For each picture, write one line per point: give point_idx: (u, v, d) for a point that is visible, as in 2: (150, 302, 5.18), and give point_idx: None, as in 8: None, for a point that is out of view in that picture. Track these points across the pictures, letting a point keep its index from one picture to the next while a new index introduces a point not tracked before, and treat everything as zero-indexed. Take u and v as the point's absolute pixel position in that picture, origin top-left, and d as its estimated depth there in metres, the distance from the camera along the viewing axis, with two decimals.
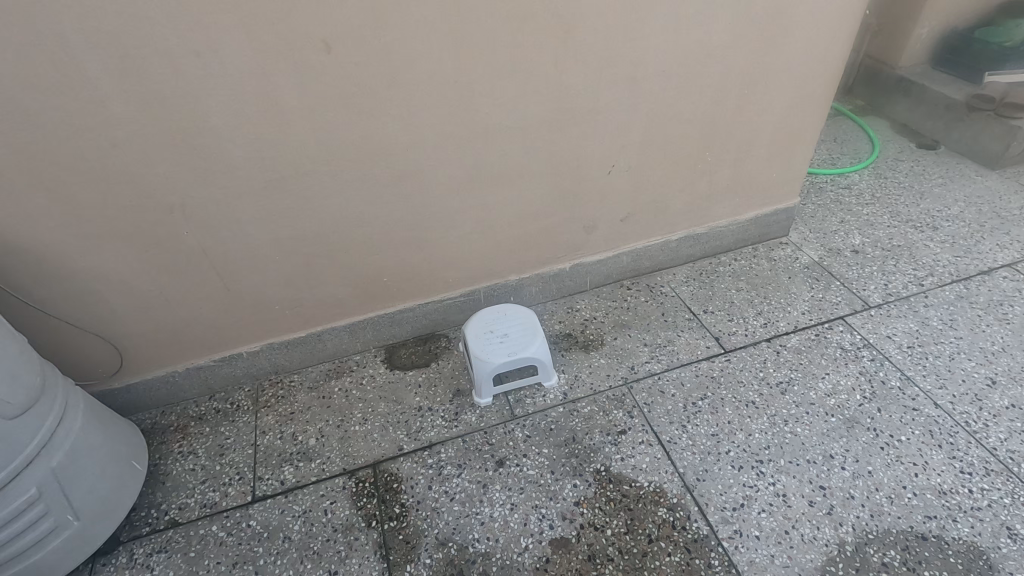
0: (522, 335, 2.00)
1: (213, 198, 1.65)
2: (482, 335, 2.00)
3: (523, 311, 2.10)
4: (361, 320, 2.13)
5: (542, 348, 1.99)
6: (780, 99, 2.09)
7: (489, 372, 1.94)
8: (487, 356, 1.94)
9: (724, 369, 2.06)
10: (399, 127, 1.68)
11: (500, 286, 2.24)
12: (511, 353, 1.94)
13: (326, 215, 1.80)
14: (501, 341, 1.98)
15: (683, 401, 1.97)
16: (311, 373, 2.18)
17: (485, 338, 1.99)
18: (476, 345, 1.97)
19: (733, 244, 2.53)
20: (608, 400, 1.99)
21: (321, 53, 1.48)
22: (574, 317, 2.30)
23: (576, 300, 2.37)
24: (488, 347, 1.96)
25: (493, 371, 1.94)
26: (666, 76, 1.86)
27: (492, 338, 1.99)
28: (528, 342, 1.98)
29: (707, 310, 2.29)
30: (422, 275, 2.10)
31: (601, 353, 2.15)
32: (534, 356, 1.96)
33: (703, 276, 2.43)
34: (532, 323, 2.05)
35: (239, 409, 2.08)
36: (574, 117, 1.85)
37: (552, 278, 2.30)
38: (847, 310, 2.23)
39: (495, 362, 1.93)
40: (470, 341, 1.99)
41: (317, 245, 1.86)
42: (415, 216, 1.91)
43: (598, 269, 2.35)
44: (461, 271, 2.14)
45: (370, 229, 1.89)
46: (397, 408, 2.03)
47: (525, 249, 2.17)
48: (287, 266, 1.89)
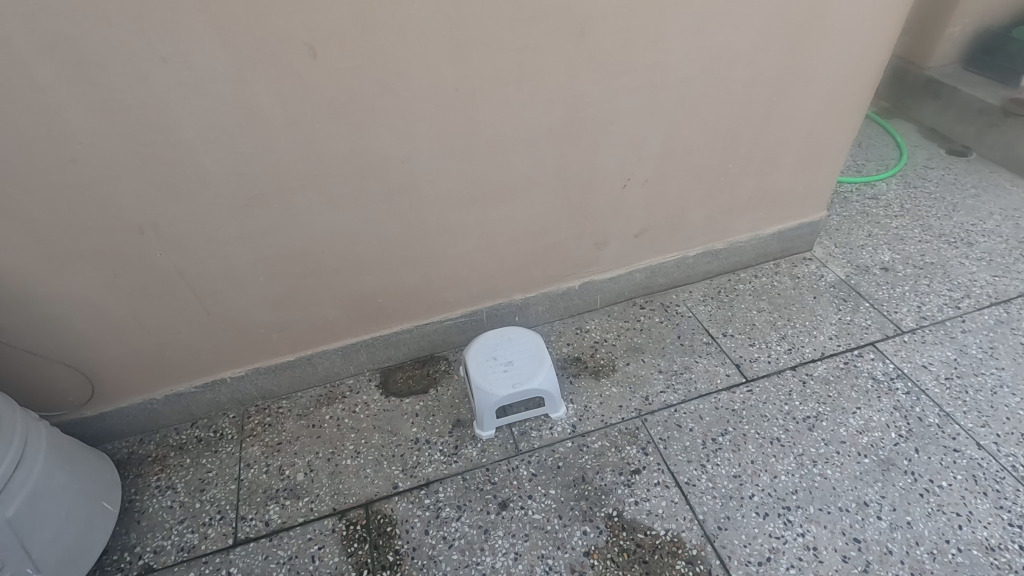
0: (529, 363, 1.84)
1: (188, 217, 1.48)
2: (485, 362, 1.85)
3: (529, 335, 1.94)
4: (355, 342, 1.98)
5: (551, 377, 1.84)
6: (811, 106, 1.92)
7: (492, 404, 1.79)
8: (490, 386, 1.78)
9: (746, 401, 1.90)
10: (394, 140, 1.51)
11: (504, 306, 2.08)
12: (517, 384, 1.79)
13: (315, 233, 1.64)
14: (506, 370, 1.82)
15: (702, 437, 1.82)
16: (301, 398, 2.03)
17: (488, 366, 1.84)
18: (478, 374, 1.81)
19: (754, 259, 2.36)
20: (620, 434, 1.84)
21: (305, 59, 1.31)
22: (584, 339, 2.14)
23: (585, 320, 2.21)
24: (491, 377, 1.80)
25: (496, 402, 1.78)
26: (689, 82, 1.69)
27: (496, 366, 1.83)
28: (536, 371, 1.82)
29: (727, 333, 2.13)
30: (420, 296, 1.94)
31: (613, 380, 2.00)
32: (542, 386, 1.81)
33: (722, 294, 2.27)
34: (540, 349, 1.89)
35: (222, 438, 1.93)
36: (587, 128, 1.68)
37: (560, 298, 2.14)
38: (877, 336, 2.07)
39: (500, 394, 1.77)
40: (472, 368, 1.84)
41: (305, 265, 1.70)
42: (412, 234, 1.74)
43: (609, 287, 2.19)
44: (463, 291, 1.98)
45: (363, 248, 1.72)
46: (392, 440, 1.88)
47: (533, 268, 2.00)
48: (273, 288, 1.73)
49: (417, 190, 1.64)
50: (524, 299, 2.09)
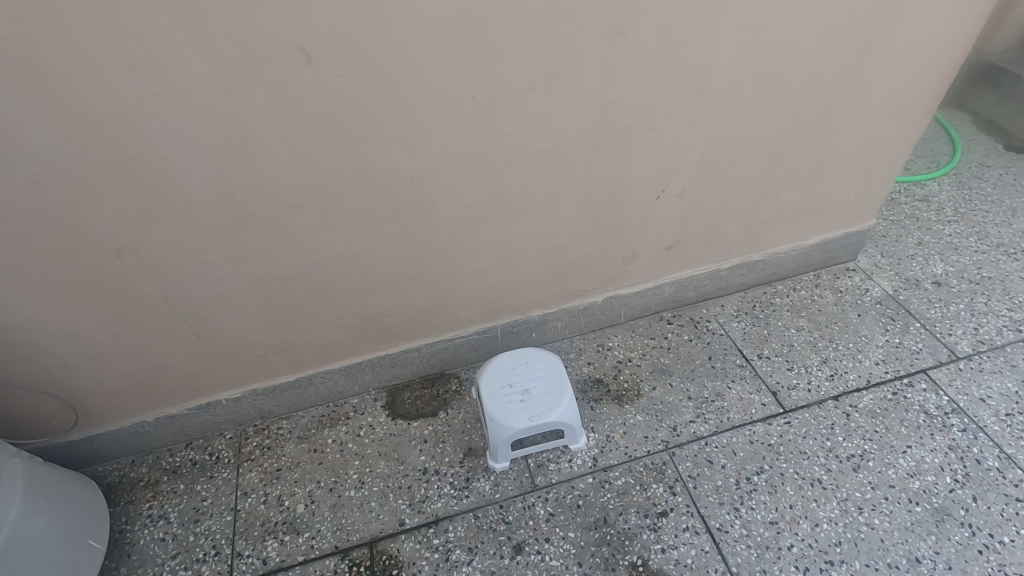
0: (548, 393, 1.69)
1: (170, 240, 1.32)
2: (500, 391, 1.69)
3: (548, 359, 1.78)
4: (359, 362, 1.83)
5: (572, 407, 1.68)
6: (872, 108, 1.69)
7: (508, 437, 1.64)
8: (507, 418, 1.63)
9: (784, 436, 1.74)
10: (402, 154, 1.33)
11: (521, 322, 1.92)
12: (536, 416, 1.63)
13: (314, 253, 1.47)
14: (523, 400, 1.67)
15: (735, 476, 1.67)
16: (302, 419, 1.90)
17: (504, 395, 1.68)
18: (493, 405, 1.66)
19: (792, 270, 2.17)
20: (645, 470, 1.70)
21: (298, 65, 1.12)
22: (606, 357, 1.98)
23: (607, 336, 2.04)
24: (508, 408, 1.65)
25: (512, 436, 1.64)
26: (738, 85, 1.48)
27: (511, 396, 1.68)
28: (556, 402, 1.67)
29: (762, 355, 1.95)
30: (430, 315, 1.78)
31: (637, 407, 1.85)
32: (563, 418, 1.66)
33: (757, 309, 2.09)
34: (560, 375, 1.73)
35: (218, 462, 1.81)
36: (619, 137, 1.48)
37: (581, 313, 1.97)
38: (929, 362, 1.88)
39: (517, 428, 1.62)
40: (485, 397, 1.68)
41: (303, 286, 1.54)
42: (422, 252, 1.57)
43: (634, 301, 2.02)
44: (476, 309, 1.82)
45: (367, 267, 1.56)
46: (399, 470, 1.75)
47: (553, 284, 1.83)
48: (269, 310, 1.57)
49: (427, 207, 1.46)
50: (542, 316, 1.92)
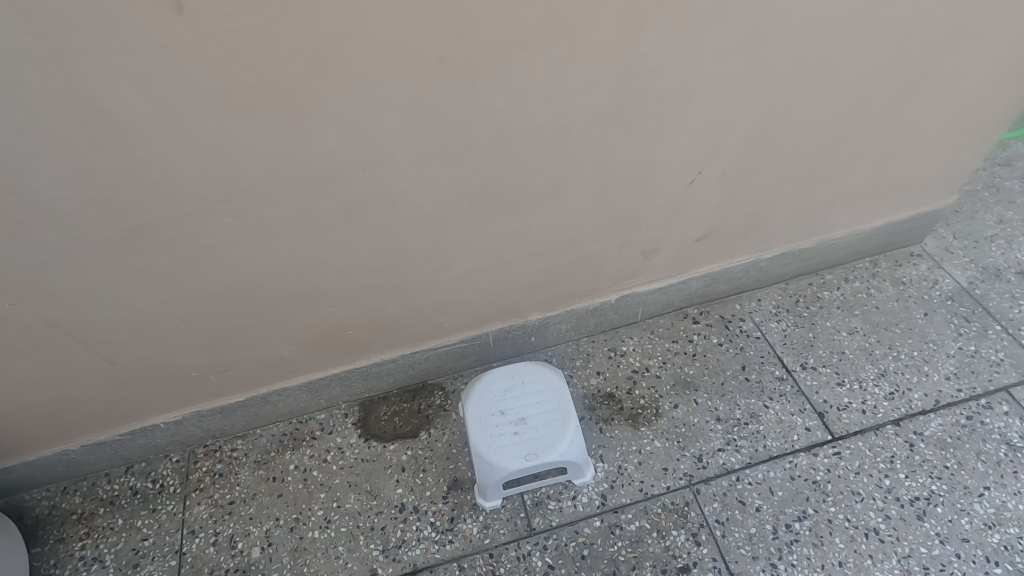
0: (549, 424, 1.39)
1: (39, 259, 0.99)
2: (489, 422, 1.40)
3: (549, 379, 1.47)
4: (322, 378, 1.54)
5: (578, 440, 1.39)
6: (981, 59, 1.28)
7: (501, 479, 1.36)
8: (498, 458, 1.35)
9: (833, 471, 1.44)
10: (346, 140, 0.96)
11: (516, 328, 1.59)
12: (534, 455, 1.34)
13: (243, 268, 1.13)
14: (519, 433, 1.38)
15: (772, 523, 1.38)
16: (260, 440, 1.63)
17: (494, 427, 1.39)
18: (481, 440, 1.37)
19: (845, 257, 1.80)
20: (664, 512, 1.42)
21: (169, 17, 0.76)
22: (618, 366, 1.67)
23: (620, 340, 1.72)
24: (499, 445, 1.36)
25: (505, 478, 1.35)
26: (808, 32, 1.08)
27: (504, 428, 1.39)
28: (559, 436, 1.37)
29: (807, 365, 1.62)
30: (405, 326, 1.46)
31: (654, 430, 1.55)
32: (567, 456, 1.37)
33: (801, 306, 1.74)
34: (564, 400, 1.43)
35: (163, 491, 1.56)
36: (645, 106, 1.11)
37: (589, 316, 1.65)
38: (1013, 377, 1.55)
39: (511, 470, 1.34)
40: (472, 429, 1.39)
41: (237, 304, 1.22)
42: (387, 259, 1.24)
43: (654, 298, 1.68)
44: (461, 316, 1.49)
45: (318, 279, 1.23)
46: (371, 507, 1.49)
47: (555, 286, 1.50)
48: (198, 331, 1.25)
49: (387, 206, 1.11)
50: (542, 320, 1.60)
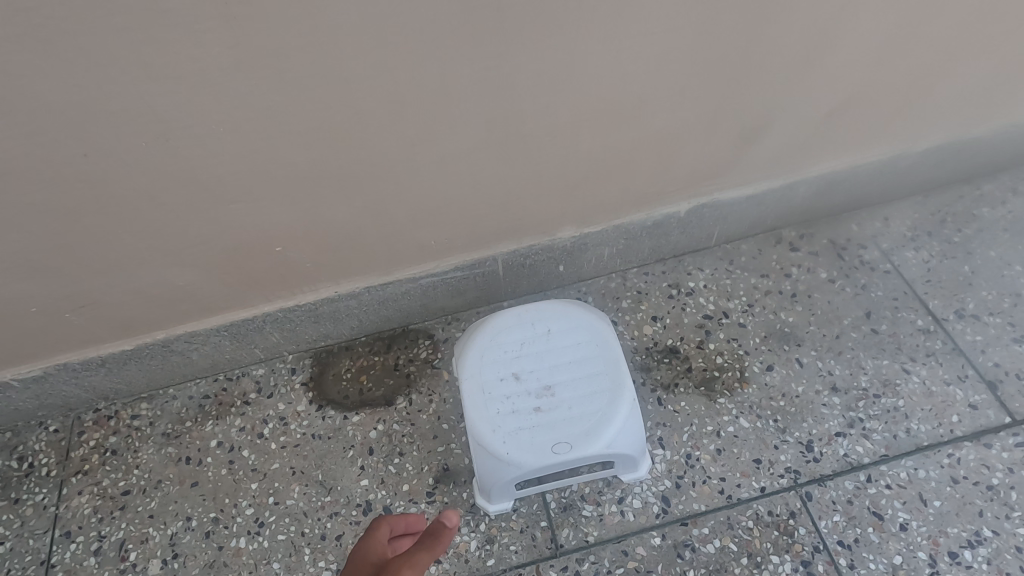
0: (590, 397, 0.89)
1: None
2: (496, 393, 0.91)
3: (590, 327, 0.96)
4: (250, 317, 1.05)
5: (635, 423, 0.89)
6: None
7: (512, 479, 0.88)
8: (508, 448, 0.86)
9: (1020, 472, 0.95)
10: None
11: (535, 251, 1.08)
12: (567, 445, 0.86)
13: (50, 108, 0.63)
14: (542, 411, 0.89)
15: (929, 550, 0.90)
16: (172, 405, 1.16)
17: (503, 400, 0.90)
18: (482, 421, 0.88)
19: (1015, 159, 1.24)
20: (758, 529, 0.94)
21: None
22: (682, 311, 1.16)
23: (684, 274, 1.20)
24: (511, 429, 0.87)
25: (519, 479, 0.87)
26: None
27: (518, 403, 0.90)
28: (605, 418, 0.87)
29: (964, 312, 1.10)
30: (365, 241, 0.95)
31: (738, 405, 1.05)
32: (618, 448, 0.88)
33: (951, 228, 1.20)
34: (613, 360, 0.92)
35: (31, 474, 1.09)
36: None
37: (641, 236, 1.13)
38: None
39: (529, 468, 0.86)
40: (468, 403, 0.91)
41: (64, 189, 0.71)
42: (318, 113, 0.72)
43: (740, 213, 1.14)
44: (454, 229, 0.98)
45: (201, 148, 0.71)
46: (324, 508, 1.03)
47: (597, 185, 0.98)
48: (12, 236, 0.75)
49: None
50: (574, 241, 1.09)
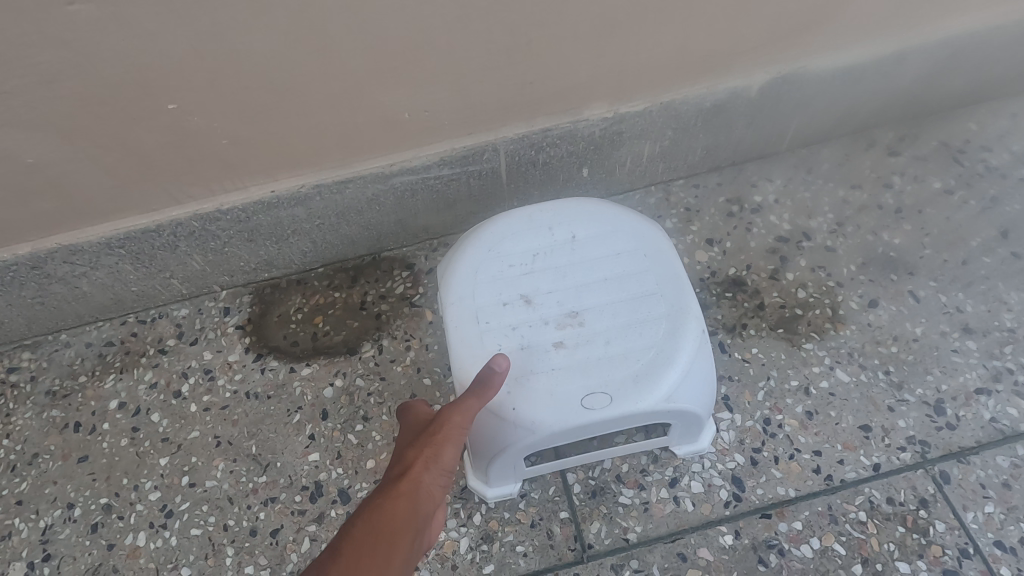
0: (637, 328, 0.60)
1: None
2: (497, 323, 0.62)
3: (635, 233, 0.66)
4: (153, 227, 0.75)
5: (704, 368, 0.60)
6: None
7: (520, 448, 0.60)
8: (515, 401, 0.58)
9: None
10: None
11: (551, 140, 0.78)
12: (604, 397, 0.57)
13: None
14: (567, 348, 0.60)
15: None
16: (63, 355, 0.87)
17: (508, 333, 0.61)
18: (477, 362, 0.60)
19: None
20: (875, 525, 0.65)
21: None
22: (747, 232, 0.86)
23: (748, 186, 0.90)
24: (520, 375, 0.59)
25: (531, 448, 0.59)
26: None
27: (530, 337, 0.61)
28: (661, 358, 0.59)
29: None
30: (306, 103, 0.66)
31: (833, 353, 0.76)
32: (679, 403, 0.59)
33: None
34: (670, 278, 0.63)
35: None
36: None
37: (695, 127, 0.83)
38: None
39: (547, 431, 0.57)
40: (456, 338, 0.62)
41: None
42: None
43: (827, 96, 0.85)
44: (435, 92, 0.68)
45: None
46: (256, 492, 0.74)
47: (642, 28, 0.68)
48: None
49: None
50: (605, 127, 0.79)
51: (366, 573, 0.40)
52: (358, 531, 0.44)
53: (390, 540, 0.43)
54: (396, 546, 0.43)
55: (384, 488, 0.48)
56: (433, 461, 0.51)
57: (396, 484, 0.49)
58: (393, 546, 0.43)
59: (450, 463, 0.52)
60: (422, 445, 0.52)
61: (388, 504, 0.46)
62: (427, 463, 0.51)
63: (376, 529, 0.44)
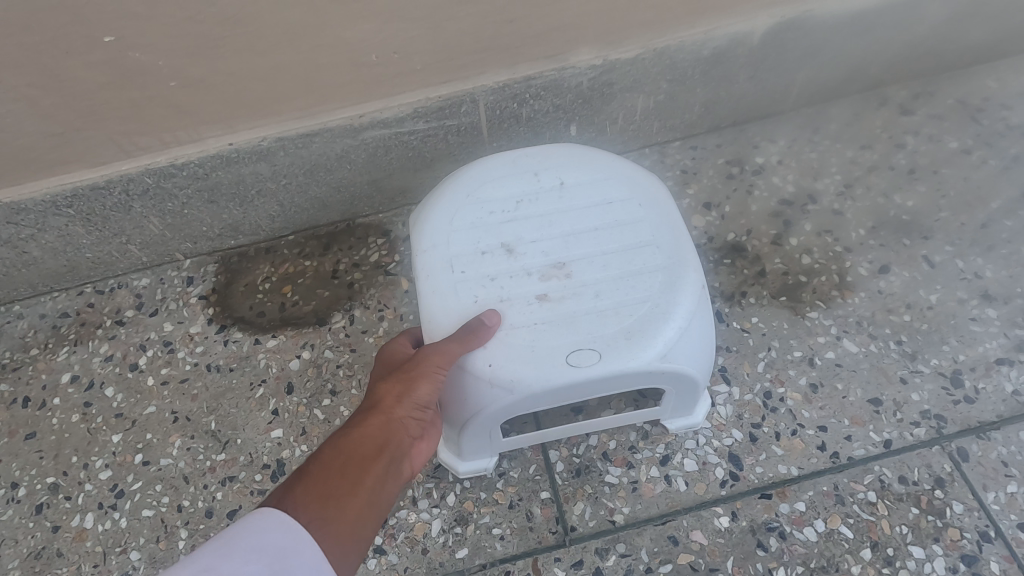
0: (630, 281, 0.55)
1: None
2: (475, 272, 0.57)
3: (629, 181, 0.61)
4: (102, 182, 0.70)
5: (704, 326, 0.55)
6: None
7: (493, 414, 0.54)
8: (492, 357, 0.52)
9: None
10: None
11: (535, 91, 0.72)
12: (592, 355, 0.51)
13: None
14: (551, 301, 0.54)
15: None
16: (15, 327, 0.81)
17: (486, 284, 0.56)
18: (449, 314, 0.54)
19: None
20: (888, 507, 0.59)
21: None
22: (749, 195, 0.80)
23: (749, 147, 0.84)
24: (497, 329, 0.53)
25: (506, 412, 0.54)
26: None
27: (510, 289, 0.55)
28: (655, 313, 0.53)
29: None
30: (261, 37, 0.60)
31: (840, 322, 0.70)
32: (676, 363, 0.54)
33: None
34: (666, 228, 0.57)
35: None
36: None
37: (692, 78, 0.77)
38: None
39: (524, 391, 0.52)
40: (428, 288, 0.56)
41: None
42: None
43: (835, 45, 0.78)
44: (404, 30, 0.62)
45: None
46: (214, 470, 0.69)
47: None
48: None
49: None
50: (594, 77, 0.73)
51: (330, 492, 0.42)
52: (328, 455, 0.45)
53: (357, 467, 0.45)
54: (364, 473, 0.45)
55: (355, 420, 0.49)
56: (406, 395, 0.50)
57: (367, 416, 0.49)
58: (362, 471, 0.45)
59: (425, 397, 0.51)
60: (397, 378, 0.51)
61: (357, 434, 0.47)
62: (400, 397, 0.50)
63: (343, 455, 0.45)
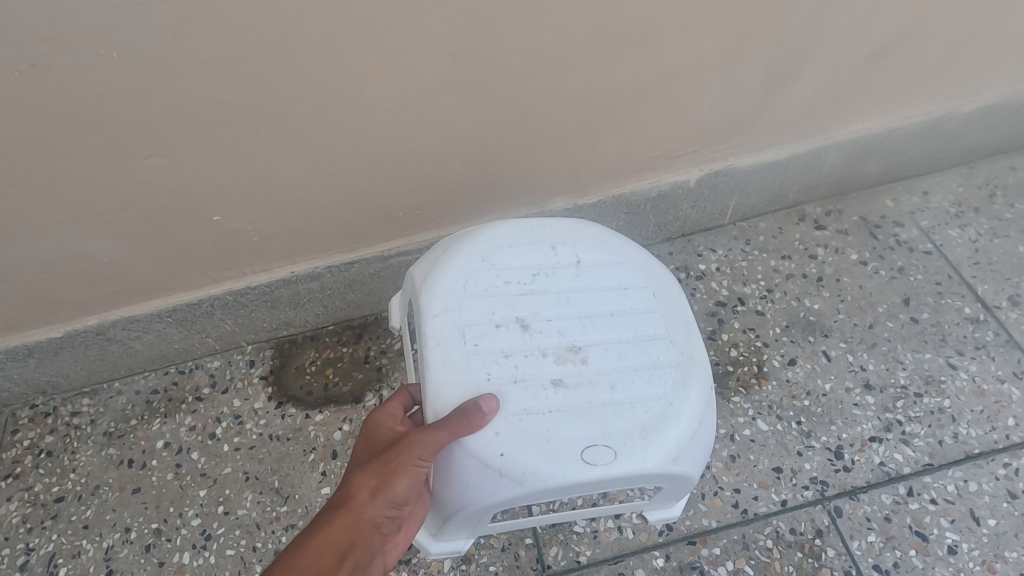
0: (643, 374, 0.70)
1: None
2: (491, 346, 0.70)
3: (643, 273, 0.78)
4: (195, 300, 0.92)
5: (705, 434, 0.69)
6: None
7: (491, 504, 0.65)
8: (503, 448, 0.64)
9: None
10: None
11: None
12: (604, 452, 0.65)
13: None
14: (565, 387, 0.69)
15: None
16: (117, 400, 1.03)
17: (501, 362, 0.69)
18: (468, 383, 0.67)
19: None
20: (780, 551, 0.80)
21: None
22: (692, 297, 1.02)
23: (694, 256, 1.06)
24: (509, 410, 0.66)
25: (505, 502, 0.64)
26: None
27: (526, 370, 0.69)
28: (666, 410, 0.68)
29: (1017, 300, 0.96)
30: (321, 208, 0.82)
31: (756, 405, 0.91)
32: (681, 464, 0.67)
33: (1000, 204, 1.05)
34: (674, 325, 0.74)
35: None
36: None
37: (646, 210, 0.99)
38: None
39: (530, 483, 0.63)
40: (444, 341, 0.69)
41: None
42: (235, 43, 0.59)
43: (758, 182, 1.00)
44: (425, 197, 0.85)
45: (97, 83, 0.59)
46: (279, 519, 0.90)
47: (590, 146, 0.84)
48: None
49: None
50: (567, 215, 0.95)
51: None
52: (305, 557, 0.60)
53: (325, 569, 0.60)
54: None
55: (332, 516, 0.63)
56: (374, 495, 0.62)
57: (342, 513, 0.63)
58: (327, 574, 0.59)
59: (393, 494, 0.63)
60: (371, 476, 0.63)
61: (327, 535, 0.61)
62: (369, 497, 0.63)
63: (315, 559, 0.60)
